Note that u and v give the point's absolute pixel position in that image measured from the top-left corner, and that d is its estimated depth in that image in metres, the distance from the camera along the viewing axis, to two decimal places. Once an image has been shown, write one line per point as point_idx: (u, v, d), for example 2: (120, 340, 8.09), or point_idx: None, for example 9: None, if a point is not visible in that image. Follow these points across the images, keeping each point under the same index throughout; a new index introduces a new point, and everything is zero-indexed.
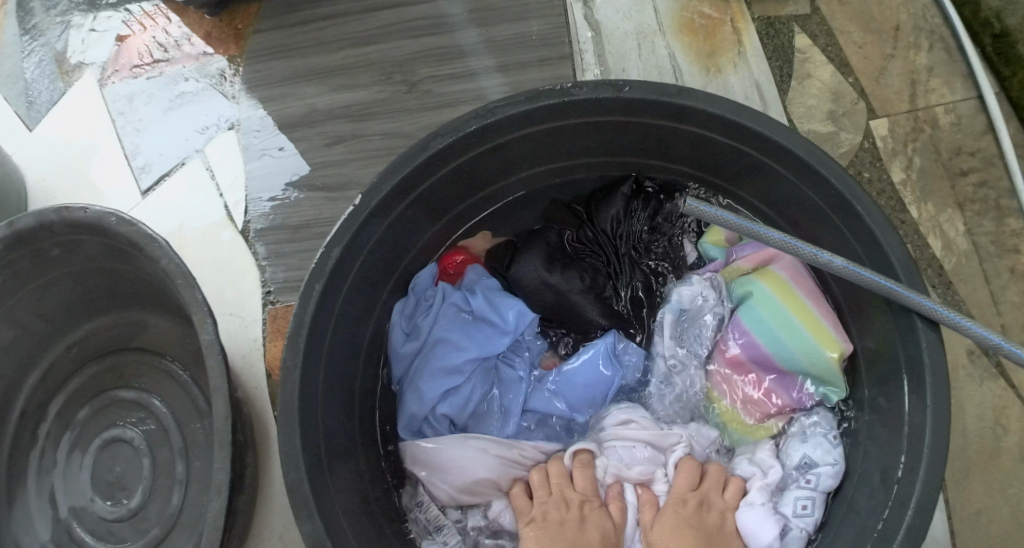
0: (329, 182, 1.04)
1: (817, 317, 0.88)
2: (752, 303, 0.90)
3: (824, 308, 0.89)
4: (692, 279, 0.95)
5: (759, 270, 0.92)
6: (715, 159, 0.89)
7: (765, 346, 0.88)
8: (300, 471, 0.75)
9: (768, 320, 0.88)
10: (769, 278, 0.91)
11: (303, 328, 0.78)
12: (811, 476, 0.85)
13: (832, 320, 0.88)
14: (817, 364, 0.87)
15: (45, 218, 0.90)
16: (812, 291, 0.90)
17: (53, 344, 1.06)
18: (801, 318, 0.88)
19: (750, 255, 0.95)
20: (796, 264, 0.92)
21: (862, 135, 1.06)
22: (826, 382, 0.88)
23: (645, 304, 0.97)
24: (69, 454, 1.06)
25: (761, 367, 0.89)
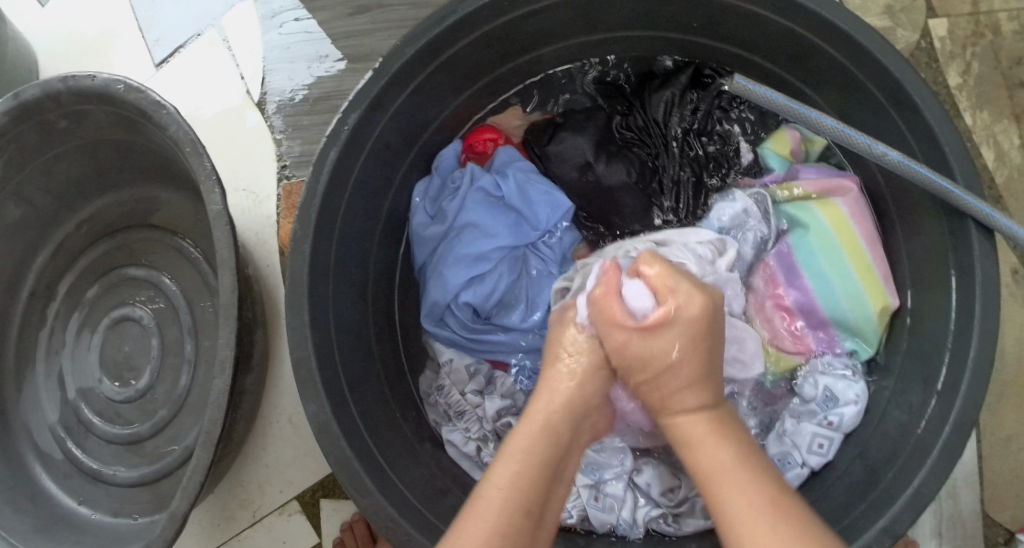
0: (351, 53, 0.99)
1: (870, 262, 0.83)
2: (806, 231, 0.84)
3: (877, 255, 0.84)
4: (735, 195, 0.89)
5: (821, 197, 0.86)
6: (769, 40, 0.83)
7: (810, 282, 0.83)
8: (309, 348, 0.73)
9: (818, 254, 0.83)
10: (828, 210, 0.84)
11: (315, 198, 0.74)
12: (833, 417, 0.83)
13: (883, 269, 0.83)
14: (860, 316, 0.83)
15: (51, 88, 0.85)
16: (870, 234, 0.84)
17: (63, 222, 1.03)
18: (853, 260, 0.83)
19: (815, 179, 0.88)
20: (859, 200, 0.85)
21: (919, 34, 0.99)
22: (856, 327, 0.84)
23: (694, 196, 0.91)
24: (78, 334, 1.05)
25: (805, 315, 0.84)
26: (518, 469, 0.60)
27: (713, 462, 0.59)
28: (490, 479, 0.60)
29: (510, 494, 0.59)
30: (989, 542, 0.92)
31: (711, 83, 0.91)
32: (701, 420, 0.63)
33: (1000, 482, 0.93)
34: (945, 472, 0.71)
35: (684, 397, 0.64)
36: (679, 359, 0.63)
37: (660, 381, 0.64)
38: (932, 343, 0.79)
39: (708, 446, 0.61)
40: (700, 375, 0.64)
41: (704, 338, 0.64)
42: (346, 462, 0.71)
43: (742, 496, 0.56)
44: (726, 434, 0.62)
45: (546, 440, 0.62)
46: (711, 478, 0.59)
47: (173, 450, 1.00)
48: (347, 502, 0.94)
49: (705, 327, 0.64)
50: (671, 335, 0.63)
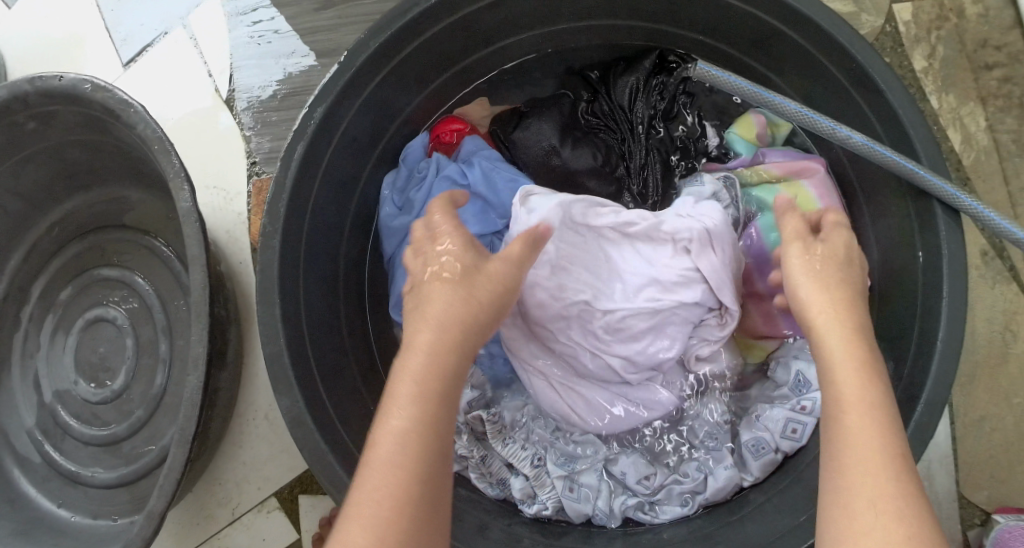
0: (319, 48, 0.99)
1: None
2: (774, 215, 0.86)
3: None
4: (703, 177, 0.89)
5: (789, 179, 0.87)
6: (732, 25, 0.84)
7: None
8: (280, 342, 0.73)
9: None
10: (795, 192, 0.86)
11: (283, 194, 0.74)
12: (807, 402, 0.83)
13: None
14: None
15: (18, 90, 0.84)
16: None
17: (34, 225, 1.03)
18: None
19: (781, 160, 0.89)
20: (826, 181, 0.87)
21: (884, 19, 1.00)
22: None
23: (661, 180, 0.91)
24: (52, 336, 1.04)
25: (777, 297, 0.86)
26: (416, 404, 0.57)
27: (853, 375, 0.58)
28: (388, 420, 0.57)
29: (410, 437, 0.56)
30: (964, 520, 0.93)
31: (676, 67, 0.90)
32: (852, 349, 0.59)
33: (972, 460, 0.94)
34: (916, 451, 0.71)
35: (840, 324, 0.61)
36: (818, 277, 0.64)
37: (814, 307, 0.63)
38: (902, 323, 0.79)
39: (846, 358, 0.59)
40: (856, 326, 0.61)
41: (853, 280, 0.65)
42: (320, 456, 0.71)
43: (868, 415, 0.56)
44: (871, 374, 0.58)
45: (434, 366, 0.59)
46: (840, 401, 0.58)
47: (150, 450, 0.99)
48: (325, 496, 0.94)
49: (845, 262, 0.66)
50: (827, 267, 0.64)
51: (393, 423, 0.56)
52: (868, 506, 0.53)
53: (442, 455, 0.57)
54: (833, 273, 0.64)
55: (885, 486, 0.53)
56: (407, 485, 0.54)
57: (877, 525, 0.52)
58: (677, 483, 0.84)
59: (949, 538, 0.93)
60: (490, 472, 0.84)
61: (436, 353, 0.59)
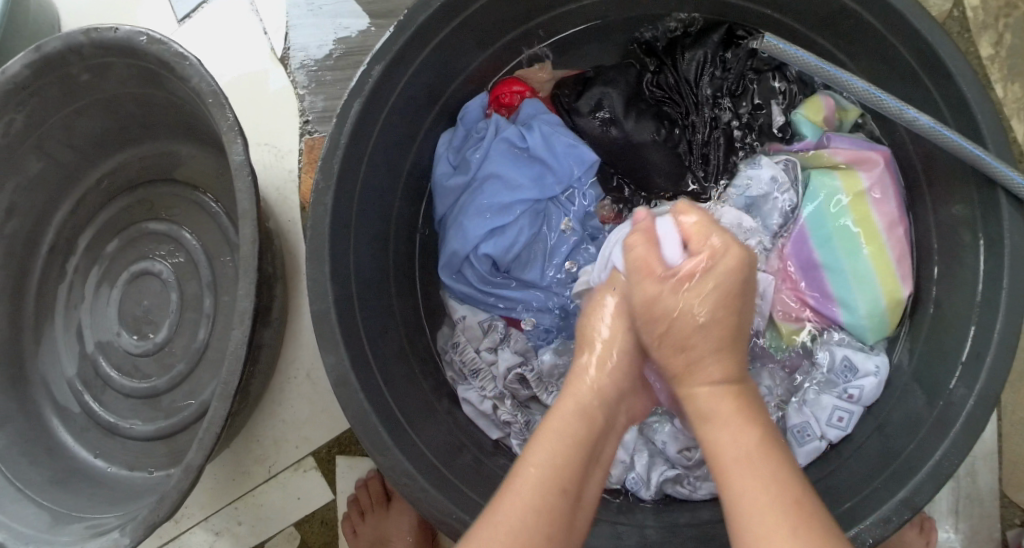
0: (374, 9, 0.98)
1: (884, 245, 0.82)
2: (822, 208, 0.83)
3: (895, 238, 0.82)
4: (762, 162, 0.87)
5: (846, 167, 0.84)
6: (802, 1, 0.82)
7: (822, 263, 0.83)
8: (329, 301, 0.72)
9: (832, 234, 0.82)
10: (852, 184, 0.83)
11: (338, 150, 0.73)
12: (854, 391, 0.83)
13: (897, 254, 0.82)
14: (870, 304, 0.83)
15: (73, 41, 0.83)
16: (890, 215, 0.82)
17: (84, 176, 1.04)
18: (867, 242, 0.82)
19: (846, 148, 0.85)
20: (886, 175, 0.83)
21: (951, 2, 0.98)
22: (864, 319, 0.83)
23: (724, 159, 0.90)
24: (97, 288, 1.06)
25: (815, 297, 0.84)
26: (557, 447, 0.62)
27: (728, 431, 0.59)
28: (528, 460, 0.61)
29: (550, 478, 0.59)
30: (1005, 520, 0.92)
31: (743, 42, 0.89)
32: (728, 400, 0.62)
33: (1020, 459, 0.92)
34: (969, 444, 0.70)
35: (707, 368, 0.63)
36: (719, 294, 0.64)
37: (682, 338, 0.64)
38: (957, 313, 0.77)
39: (734, 432, 0.59)
40: (725, 364, 0.64)
41: (732, 291, 0.64)
42: (364, 417, 0.71)
43: (756, 475, 0.55)
44: (751, 417, 0.60)
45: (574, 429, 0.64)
46: (727, 461, 0.58)
47: (189, 404, 1.00)
48: (363, 458, 0.94)
49: (734, 279, 0.64)
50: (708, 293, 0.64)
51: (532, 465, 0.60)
52: (766, 545, 0.52)
53: (575, 515, 0.60)
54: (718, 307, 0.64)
55: (791, 527, 0.52)
56: (543, 517, 0.57)
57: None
58: None
59: (991, 537, 0.91)
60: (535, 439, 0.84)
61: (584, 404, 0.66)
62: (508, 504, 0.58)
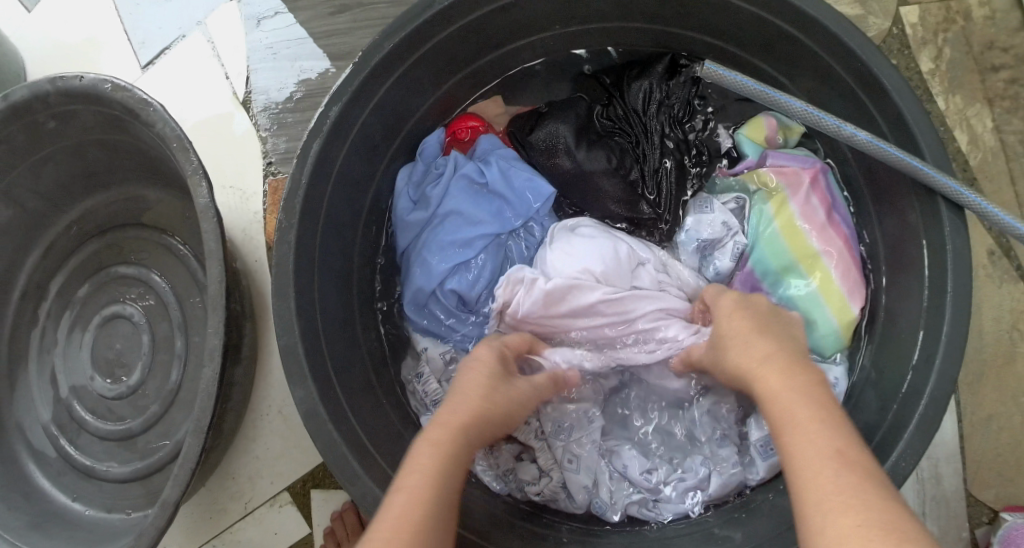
0: (333, 50, 1.01)
1: (823, 264, 0.85)
2: (763, 247, 0.87)
3: (835, 256, 0.85)
4: (711, 205, 0.89)
5: (778, 198, 0.88)
6: (740, 29, 0.85)
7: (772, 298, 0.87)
8: (295, 336, 0.73)
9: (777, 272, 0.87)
10: (784, 216, 0.87)
11: (299, 188, 0.75)
12: None
13: (839, 270, 0.85)
14: (820, 321, 0.85)
15: (40, 89, 0.85)
16: (824, 234, 0.86)
17: (54, 222, 1.05)
18: (806, 266, 0.86)
19: (781, 167, 0.89)
20: (814, 199, 0.87)
21: (890, 21, 1.01)
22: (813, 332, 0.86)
23: (676, 188, 0.90)
24: (69, 333, 1.07)
25: None
26: (424, 479, 0.60)
27: (783, 392, 0.63)
28: (398, 491, 0.59)
29: (420, 520, 0.57)
30: (972, 519, 0.94)
31: (686, 69, 0.92)
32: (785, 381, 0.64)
33: (981, 459, 0.94)
34: (921, 445, 0.71)
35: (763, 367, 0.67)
36: (756, 333, 0.71)
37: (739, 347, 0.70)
38: (907, 320, 0.80)
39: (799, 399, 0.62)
40: (786, 362, 0.67)
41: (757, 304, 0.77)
42: (332, 449, 0.72)
43: (819, 430, 0.59)
44: (815, 400, 0.62)
45: (450, 446, 0.63)
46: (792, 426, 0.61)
47: (164, 445, 1.01)
48: (337, 491, 0.95)
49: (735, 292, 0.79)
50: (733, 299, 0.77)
51: (406, 486, 0.59)
52: (820, 511, 0.54)
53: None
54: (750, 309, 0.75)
55: (856, 502, 0.53)
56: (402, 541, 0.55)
57: (832, 521, 0.53)
58: (680, 480, 0.84)
59: (957, 538, 0.93)
60: (499, 464, 0.86)
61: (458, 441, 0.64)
62: (388, 525, 0.56)
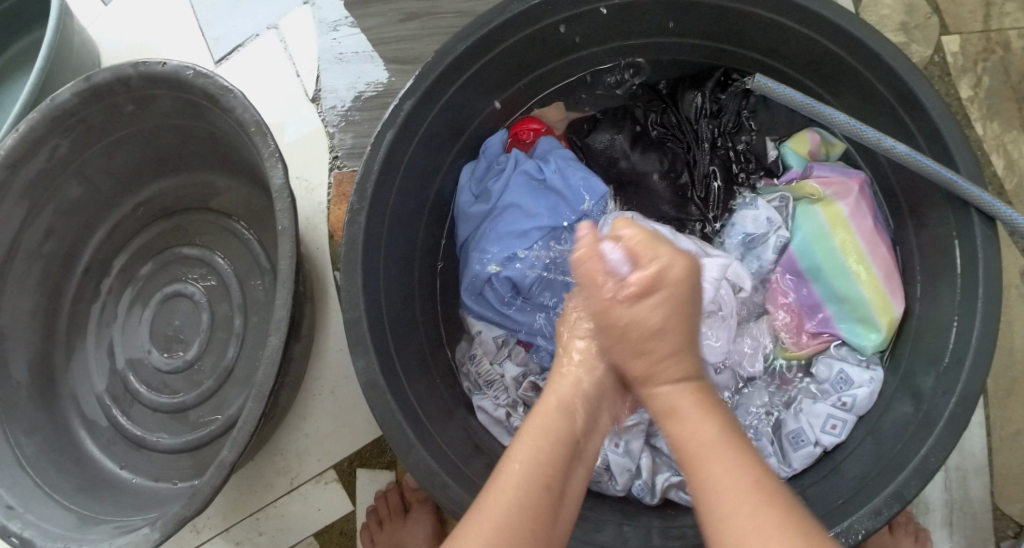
0: (400, 55, 1.06)
1: (870, 264, 0.87)
2: (809, 244, 0.90)
3: (879, 256, 0.88)
4: (757, 202, 0.94)
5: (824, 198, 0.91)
6: (790, 48, 0.89)
7: (817, 291, 0.90)
8: (361, 311, 0.77)
9: (825, 270, 0.89)
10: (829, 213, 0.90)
11: (370, 176, 0.79)
12: (846, 398, 0.87)
13: (883, 269, 0.88)
14: (864, 319, 0.89)
15: (122, 73, 0.90)
16: (869, 234, 0.88)
17: (123, 202, 1.10)
18: (852, 264, 0.88)
19: (825, 176, 0.93)
20: (860, 203, 0.89)
21: (933, 49, 1.06)
22: (858, 328, 0.89)
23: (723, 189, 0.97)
24: (129, 306, 1.12)
25: (811, 317, 0.91)
26: (534, 449, 0.66)
27: (692, 413, 0.66)
28: (512, 460, 0.66)
29: (524, 489, 0.64)
30: (998, 532, 0.96)
31: (737, 83, 0.97)
32: (696, 409, 0.66)
33: (1008, 473, 0.97)
34: (950, 443, 0.75)
35: (666, 369, 0.67)
36: (662, 311, 0.66)
37: (640, 343, 0.67)
38: (938, 326, 0.83)
39: (688, 422, 0.65)
40: (695, 391, 0.67)
41: (687, 296, 0.68)
42: (391, 420, 0.76)
43: (671, 373, 0.67)
44: (710, 413, 0.66)
45: (559, 425, 0.68)
46: (695, 453, 0.63)
47: (215, 419, 1.05)
48: (383, 471, 0.99)
49: (684, 287, 0.67)
50: (667, 295, 0.66)
51: (517, 461, 0.65)
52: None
53: (554, 511, 0.65)
54: (671, 295, 0.67)
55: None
56: (520, 516, 0.62)
57: None
58: None
59: None
60: None
61: (575, 382, 0.71)
62: (495, 504, 0.63)
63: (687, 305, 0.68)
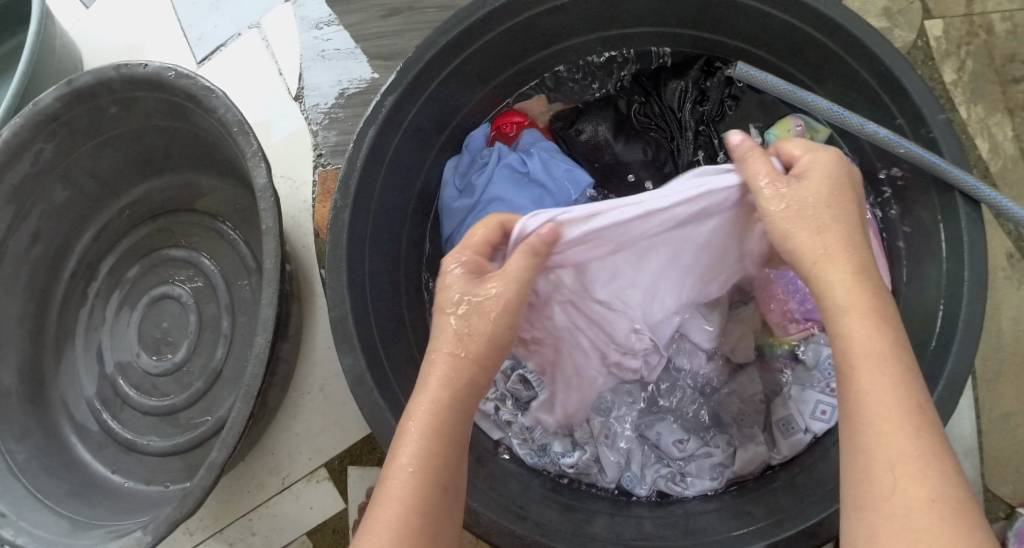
0: (382, 51, 1.06)
1: None
2: None
3: (866, 240, 0.88)
4: None
5: None
6: (772, 35, 0.89)
7: None
8: (346, 308, 0.77)
9: None
10: None
11: (353, 173, 0.79)
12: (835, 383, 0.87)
13: (868, 252, 0.88)
14: None
15: (104, 75, 0.90)
16: None
17: (108, 205, 1.10)
18: None
19: None
20: None
21: (915, 34, 1.06)
22: None
23: None
24: (118, 309, 1.11)
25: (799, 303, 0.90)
26: (422, 442, 0.61)
27: (860, 326, 0.61)
28: (399, 458, 0.61)
29: (417, 485, 0.60)
30: (990, 514, 0.96)
31: (720, 70, 0.97)
32: (861, 315, 0.61)
33: (998, 455, 0.97)
34: None
35: (834, 264, 0.64)
36: (825, 209, 0.65)
37: (817, 249, 0.64)
38: (925, 310, 0.83)
39: (872, 357, 0.60)
40: (856, 266, 0.64)
41: (848, 203, 0.66)
42: (379, 416, 0.76)
43: (857, 302, 0.62)
44: (885, 343, 0.61)
45: (443, 413, 0.62)
46: (860, 354, 0.60)
47: (205, 421, 1.05)
48: (375, 467, 0.98)
49: (840, 189, 0.67)
50: (812, 201, 0.66)
51: (406, 460, 0.61)
52: (902, 492, 0.56)
53: (450, 507, 0.62)
54: (827, 209, 0.65)
55: (936, 494, 0.55)
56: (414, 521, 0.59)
57: (896, 492, 0.56)
58: (708, 456, 0.88)
59: None
60: (533, 439, 0.89)
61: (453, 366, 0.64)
62: (388, 509, 0.60)
63: (855, 219, 0.66)
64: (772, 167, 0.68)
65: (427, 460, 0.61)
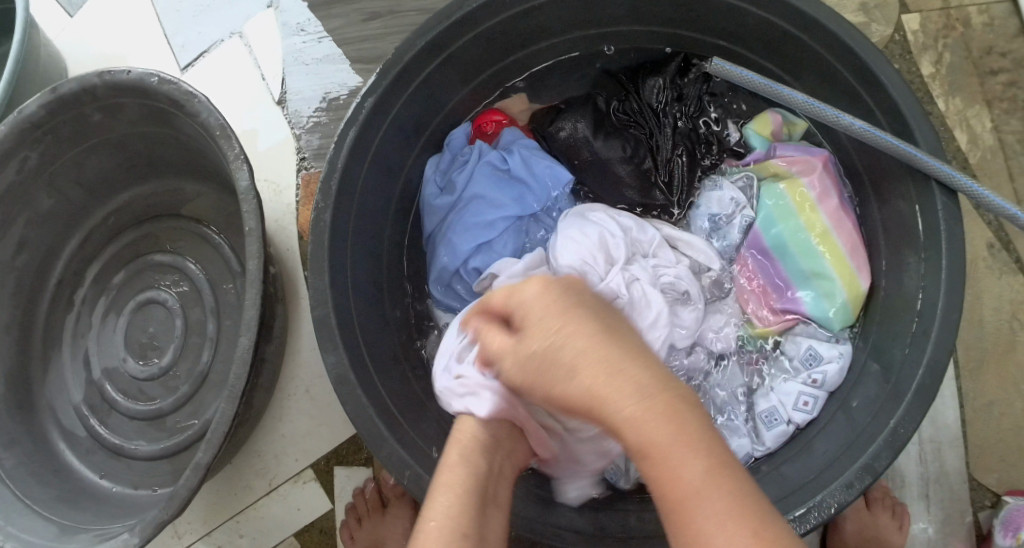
0: (364, 54, 1.07)
1: (835, 239, 0.88)
2: (778, 224, 0.90)
3: (845, 231, 0.89)
4: (722, 184, 0.95)
5: (789, 176, 0.92)
6: (749, 31, 0.89)
7: (785, 268, 0.91)
8: (328, 307, 0.77)
9: (792, 248, 0.90)
10: (794, 190, 0.90)
11: (333, 175, 0.80)
12: (817, 375, 0.87)
13: (847, 242, 0.89)
14: (830, 294, 0.89)
15: (88, 82, 0.90)
16: (835, 210, 0.89)
17: (93, 213, 1.10)
18: (819, 241, 0.89)
19: (790, 156, 0.93)
20: (824, 180, 0.90)
21: (893, 28, 1.07)
22: (824, 302, 0.89)
23: (688, 172, 0.97)
24: (104, 316, 1.12)
25: (778, 295, 0.91)
26: (446, 504, 0.62)
27: (646, 426, 0.55)
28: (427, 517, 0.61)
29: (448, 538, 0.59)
30: (975, 503, 0.96)
31: (698, 66, 0.98)
32: (643, 408, 0.56)
33: (982, 444, 0.97)
34: (919, 415, 0.75)
35: (606, 376, 0.57)
36: (565, 317, 0.60)
37: (561, 366, 0.59)
38: (905, 300, 0.83)
39: (668, 460, 0.54)
40: (617, 375, 0.57)
41: (582, 315, 0.61)
42: (361, 414, 0.76)
43: (625, 391, 0.56)
44: (676, 432, 0.55)
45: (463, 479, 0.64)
46: (656, 452, 0.55)
47: (193, 424, 1.05)
48: (362, 467, 0.99)
49: (564, 300, 0.62)
50: (545, 325, 0.61)
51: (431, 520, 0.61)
52: None
53: None
54: (570, 322, 0.60)
55: None
56: None
57: None
58: None
59: (960, 520, 0.96)
60: None
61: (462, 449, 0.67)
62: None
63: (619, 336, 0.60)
64: (511, 329, 0.65)
65: (453, 515, 0.61)
